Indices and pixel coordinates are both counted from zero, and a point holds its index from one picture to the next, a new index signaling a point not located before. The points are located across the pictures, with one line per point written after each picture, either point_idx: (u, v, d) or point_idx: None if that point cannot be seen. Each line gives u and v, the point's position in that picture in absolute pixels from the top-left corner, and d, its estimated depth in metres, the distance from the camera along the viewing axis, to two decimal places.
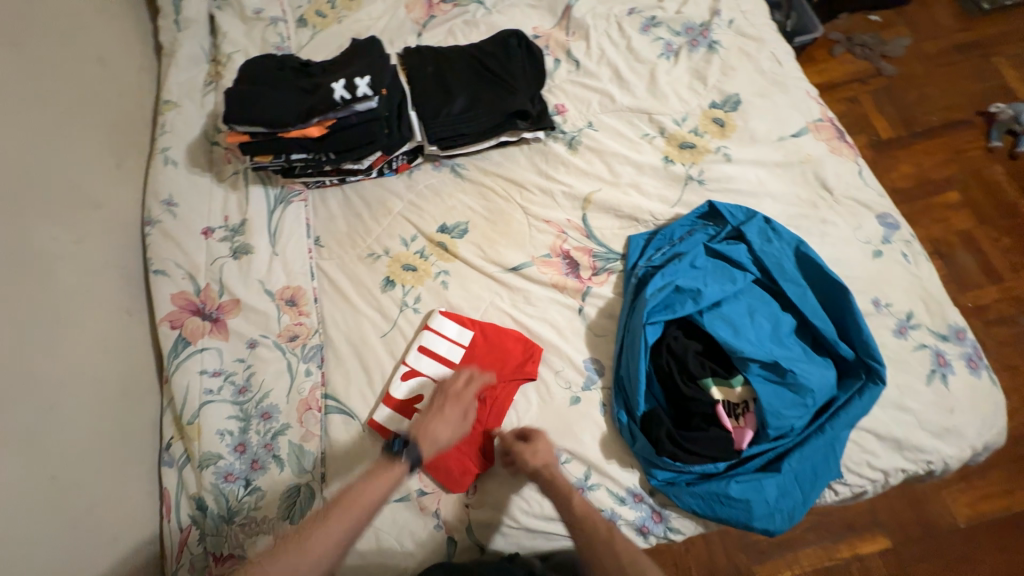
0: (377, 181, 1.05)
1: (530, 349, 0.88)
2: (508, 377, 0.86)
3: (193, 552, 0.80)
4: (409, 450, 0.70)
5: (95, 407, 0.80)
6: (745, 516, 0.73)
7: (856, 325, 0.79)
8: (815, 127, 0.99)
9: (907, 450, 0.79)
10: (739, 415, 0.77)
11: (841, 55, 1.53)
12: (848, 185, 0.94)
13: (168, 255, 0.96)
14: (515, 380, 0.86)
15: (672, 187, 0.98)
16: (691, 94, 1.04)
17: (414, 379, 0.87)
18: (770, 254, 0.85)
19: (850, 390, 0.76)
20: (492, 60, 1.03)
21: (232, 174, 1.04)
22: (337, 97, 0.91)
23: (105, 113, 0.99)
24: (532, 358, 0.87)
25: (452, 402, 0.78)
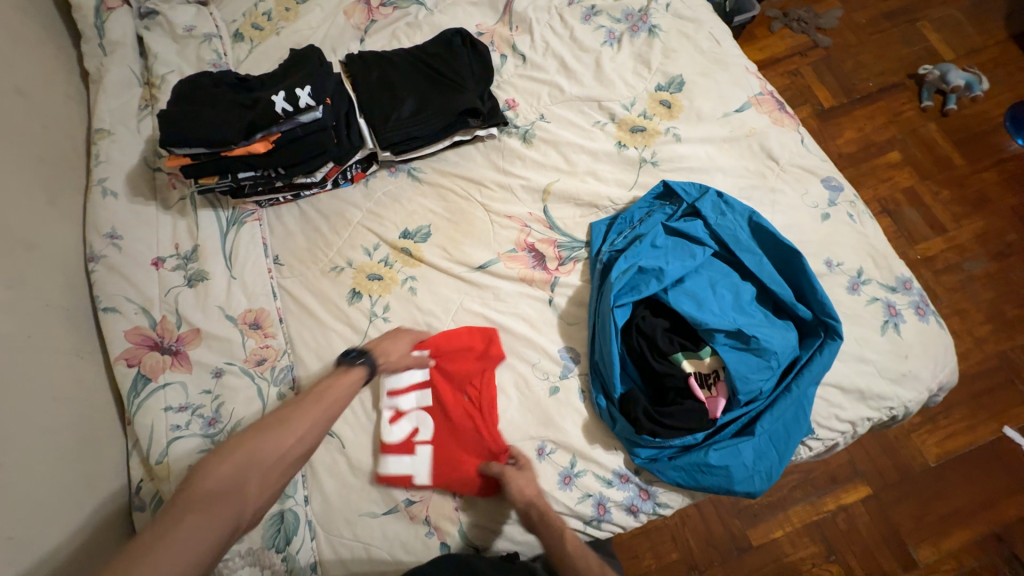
0: (333, 193, 1.03)
1: (487, 334, 0.89)
2: (476, 369, 0.87)
3: None
4: (365, 357, 0.77)
5: (52, 457, 0.75)
6: (726, 481, 0.76)
7: (810, 285, 0.82)
8: (756, 101, 1.03)
9: (870, 399, 0.83)
10: (711, 384, 0.79)
11: (779, 31, 1.59)
12: (792, 154, 0.98)
13: (117, 290, 0.92)
14: (485, 367, 0.87)
15: (628, 171, 0.99)
16: (637, 79, 1.05)
17: (401, 417, 0.85)
18: (725, 227, 0.87)
19: (811, 348, 0.80)
20: (437, 60, 1.03)
21: (179, 200, 1.00)
22: (279, 110, 0.88)
23: (31, 148, 0.93)
24: (491, 341, 0.88)
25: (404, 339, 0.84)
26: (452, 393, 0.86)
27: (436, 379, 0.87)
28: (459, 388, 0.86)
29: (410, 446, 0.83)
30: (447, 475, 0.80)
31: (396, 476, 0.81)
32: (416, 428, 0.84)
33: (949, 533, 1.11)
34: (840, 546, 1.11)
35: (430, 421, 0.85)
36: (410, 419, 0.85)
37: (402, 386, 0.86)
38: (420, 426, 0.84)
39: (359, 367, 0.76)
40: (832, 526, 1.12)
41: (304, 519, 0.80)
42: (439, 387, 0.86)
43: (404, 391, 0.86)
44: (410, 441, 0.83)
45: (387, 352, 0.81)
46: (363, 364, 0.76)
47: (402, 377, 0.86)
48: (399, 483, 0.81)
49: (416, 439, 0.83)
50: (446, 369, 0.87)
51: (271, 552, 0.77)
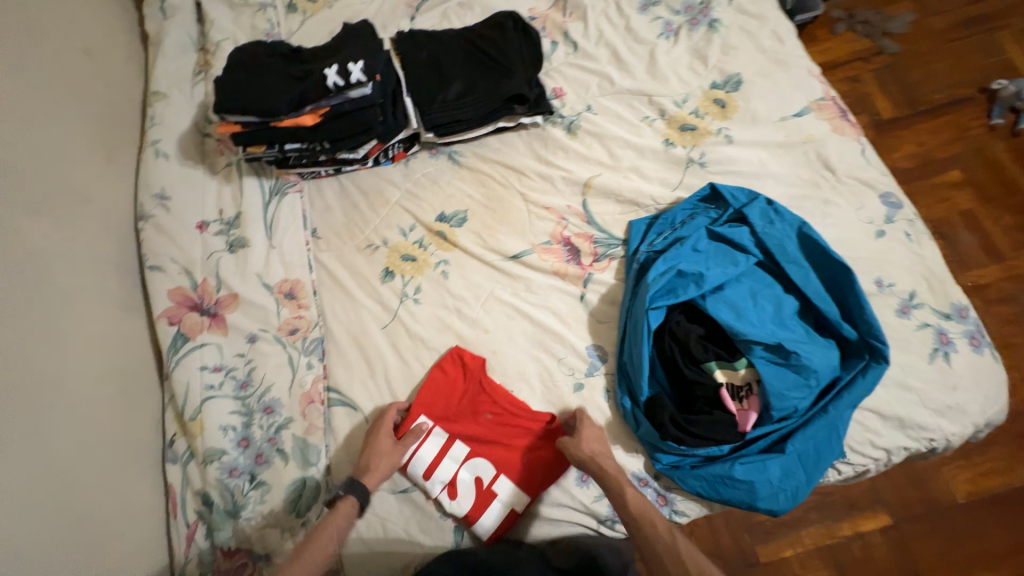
0: (373, 170, 1.03)
1: (457, 355, 0.86)
2: (472, 392, 0.84)
3: (202, 545, 0.80)
4: (350, 488, 0.76)
5: (96, 404, 0.79)
6: (749, 497, 0.74)
7: (859, 305, 0.78)
8: (817, 106, 0.97)
9: (910, 429, 0.79)
10: (743, 397, 0.77)
11: (843, 34, 1.51)
12: (851, 165, 0.93)
13: (163, 250, 0.95)
14: (481, 381, 0.85)
15: (673, 171, 0.96)
16: (692, 75, 1.02)
17: (456, 484, 0.80)
18: (772, 235, 0.84)
19: (853, 370, 0.76)
20: (487, 43, 1.01)
21: (226, 166, 1.02)
22: (330, 84, 0.88)
23: (91, 106, 0.97)
24: (465, 359, 0.86)
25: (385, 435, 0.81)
26: (473, 424, 0.84)
27: (454, 429, 0.83)
28: (470, 424, 0.84)
29: (487, 495, 0.80)
30: (531, 479, 0.80)
31: (502, 522, 0.79)
32: (481, 478, 0.81)
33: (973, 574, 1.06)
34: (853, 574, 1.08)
35: (487, 463, 0.81)
36: (470, 477, 0.81)
37: (428, 456, 0.81)
38: (484, 469, 0.81)
39: (348, 502, 0.75)
40: (847, 552, 1.09)
41: (324, 487, 0.82)
42: (459, 431, 0.83)
43: (438, 458, 0.81)
44: (482, 491, 0.80)
45: (373, 471, 0.78)
46: (349, 494, 0.76)
47: (421, 451, 0.81)
48: (511, 524, 0.79)
49: (484, 484, 0.80)
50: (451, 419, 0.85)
51: (292, 516, 0.80)
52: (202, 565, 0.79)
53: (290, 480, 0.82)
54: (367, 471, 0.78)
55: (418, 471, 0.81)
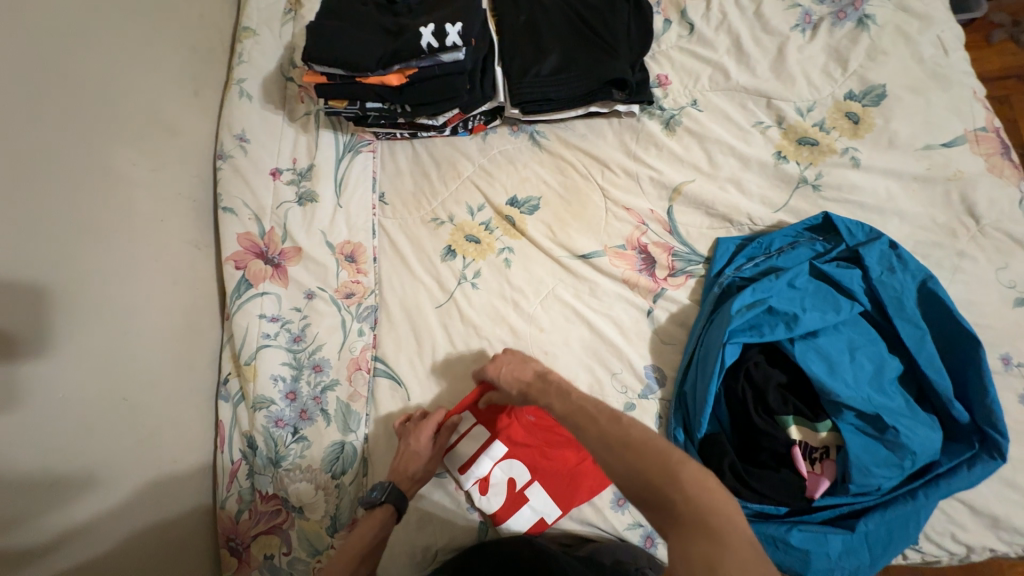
0: (449, 140, 0.98)
1: None
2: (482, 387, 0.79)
3: (243, 484, 0.84)
4: (387, 493, 0.74)
5: (163, 336, 0.82)
6: (800, 565, 0.67)
7: (980, 384, 0.68)
8: (974, 137, 0.82)
9: (1004, 531, 0.68)
10: (816, 460, 0.70)
11: (999, 43, 1.25)
12: (1001, 215, 0.78)
13: (237, 193, 0.95)
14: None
15: (780, 189, 0.85)
16: (825, 79, 0.88)
17: (489, 480, 0.79)
18: (889, 285, 0.73)
19: (957, 458, 0.66)
20: (594, 14, 0.90)
21: (304, 115, 1.01)
22: (423, 44, 0.81)
23: (186, 37, 0.96)
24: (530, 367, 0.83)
25: (417, 438, 0.77)
26: (511, 426, 0.82)
27: (495, 428, 0.82)
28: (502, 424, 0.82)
29: (519, 498, 0.78)
30: (567, 494, 0.78)
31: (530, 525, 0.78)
32: (516, 479, 0.79)
33: None
34: None
35: (523, 466, 0.80)
36: (504, 476, 0.79)
37: (465, 448, 0.81)
38: (518, 472, 0.79)
39: (385, 508, 0.74)
40: None
41: (360, 454, 0.83)
42: (500, 431, 0.81)
43: (476, 452, 0.80)
44: (515, 492, 0.79)
45: (409, 476, 0.77)
46: (388, 500, 0.74)
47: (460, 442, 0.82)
48: (540, 526, 0.78)
49: (518, 487, 0.79)
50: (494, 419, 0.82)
51: (327, 476, 0.82)
52: (240, 502, 0.83)
53: (329, 442, 0.83)
54: (404, 475, 0.77)
55: (456, 460, 0.81)
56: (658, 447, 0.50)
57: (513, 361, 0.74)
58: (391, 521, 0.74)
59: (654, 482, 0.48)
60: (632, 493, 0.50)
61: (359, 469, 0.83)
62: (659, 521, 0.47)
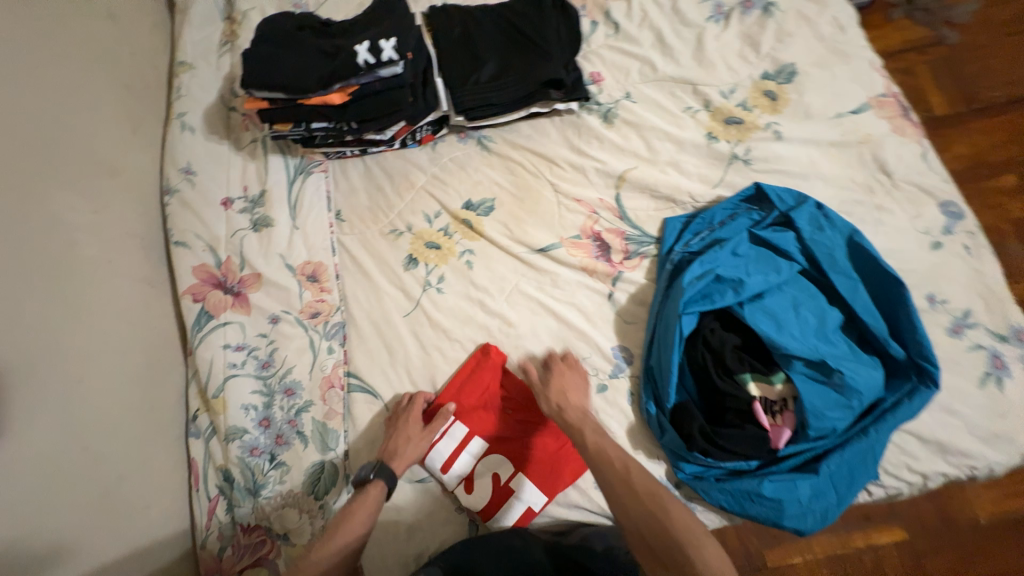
0: (399, 153, 1.00)
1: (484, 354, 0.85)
2: (478, 357, 0.85)
3: (222, 519, 0.81)
4: (379, 471, 0.74)
5: (121, 379, 0.80)
6: (775, 514, 0.71)
7: (910, 322, 0.73)
8: (877, 102, 0.91)
9: (951, 454, 0.74)
10: (776, 412, 0.74)
11: (898, 21, 1.38)
12: (909, 170, 0.86)
13: (188, 226, 0.94)
14: (504, 377, 0.85)
15: (715, 167, 0.91)
16: (742, 63, 0.95)
17: (473, 478, 0.80)
18: (821, 243, 0.79)
19: (899, 393, 0.72)
20: (524, 21, 0.95)
21: (251, 142, 1.00)
22: (360, 61, 0.84)
23: (118, 76, 0.95)
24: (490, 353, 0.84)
25: (410, 419, 0.80)
26: (520, 438, 0.82)
27: (472, 425, 0.82)
28: (515, 442, 0.82)
29: (505, 492, 0.79)
30: (550, 481, 0.79)
31: (518, 518, 0.78)
32: (499, 474, 0.80)
33: None
34: None
35: (505, 460, 0.81)
36: (488, 472, 0.80)
37: (446, 450, 0.81)
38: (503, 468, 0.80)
39: (376, 487, 0.73)
40: (856, 564, 1.04)
41: (342, 471, 0.82)
42: (478, 428, 0.82)
43: (457, 451, 0.81)
44: (499, 488, 0.79)
45: (401, 456, 0.77)
46: (378, 477, 0.73)
47: (438, 445, 0.81)
48: (527, 518, 0.79)
49: (502, 482, 0.80)
50: (472, 415, 0.83)
51: (310, 498, 0.80)
52: (222, 539, 0.80)
53: (309, 463, 0.82)
54: (396, 456, 0.76)
55: (437, 464, 0.81)
56: (677, 515, 0.61)
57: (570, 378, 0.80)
58: (383, 500, 0.73)
59: (675, 545, 0.59)
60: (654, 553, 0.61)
61: (342, 486, 0.81)
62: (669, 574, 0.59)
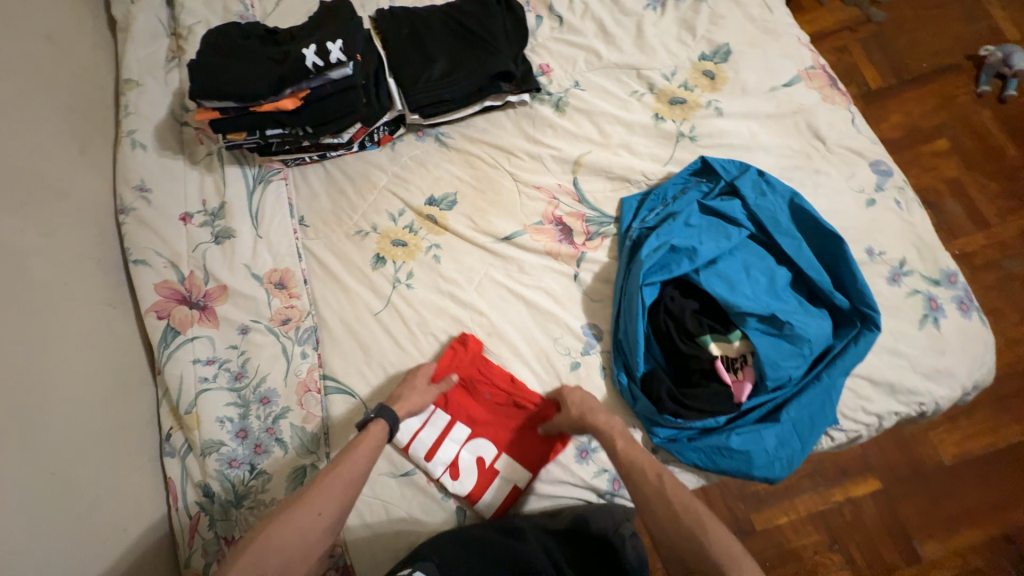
0: (359, 155, 1.01)
1: (466, 342, 0.86)
2: (454, 346, 0.86)
3: (205, 536, 0.80)
4: (381, 411, 0.77)
5: (87, 402, 0.78)
6: (745, 466, 0.74)
7: (850, 273, 0.79)
8: (807, 75, 0.97)
9: (900, 393, 0.80)
10: (738, 368, 0.78)
11: (830, 2, 1.46)
12: (841, 135, 0.93)
13: (147, 244, 0.92)
14: (481, 366, 0.85)
15: (664, 145, 0.95)
16: (680, 47, 1.00)
17: (458, 464, 0.81)
18: (764, 208, 0.84)
19: (845, 338, 0.78)
20: (470, 19, 0.98)
21: (206, 155, 0.99)
22: (309, 64, 0.85)
23: (61, 97, 0.93)
24: (468, 343, 0.86)
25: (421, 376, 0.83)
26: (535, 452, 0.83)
27: (453, 413, 0.85)
28: (533, 456, 0.83)
29: (489, 473, 0.82)
30: (530, 455, 0.83)
31: (505, 497, 0.81)
32: (484, 458, 0.82)
33: (958, 531, 1.08)
34: (844, 537, 1.08)
35: (489, 443, 0.83)
36: (472, 456, 0.82)
37: (430, 437, 0.82)
38: (486, 450, 0.83)
39: (378, 426, 0.76)
40: (837, 517, 1.10)
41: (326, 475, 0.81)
42: (459, 415, 0.85)
43: (441, 438, 0.82)
44: (484, 470, 0.82)
45: (404, 400, 0.80)
46: (381, 417, 0.76)
47: (421, 432, 0.82)
48: (506, 508, 0.81)
49: (486, 464, 0.82)
50: (453, 403, 0.85)
51: None
52: (207, 555, 0.79)
53: (291, 468, 0.82)
54: (398, 399, 0.80)
55: (421, 451, 0.82)
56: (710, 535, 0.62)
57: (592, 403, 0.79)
58: (387, 435, 0.77)
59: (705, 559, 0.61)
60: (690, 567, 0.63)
61: None
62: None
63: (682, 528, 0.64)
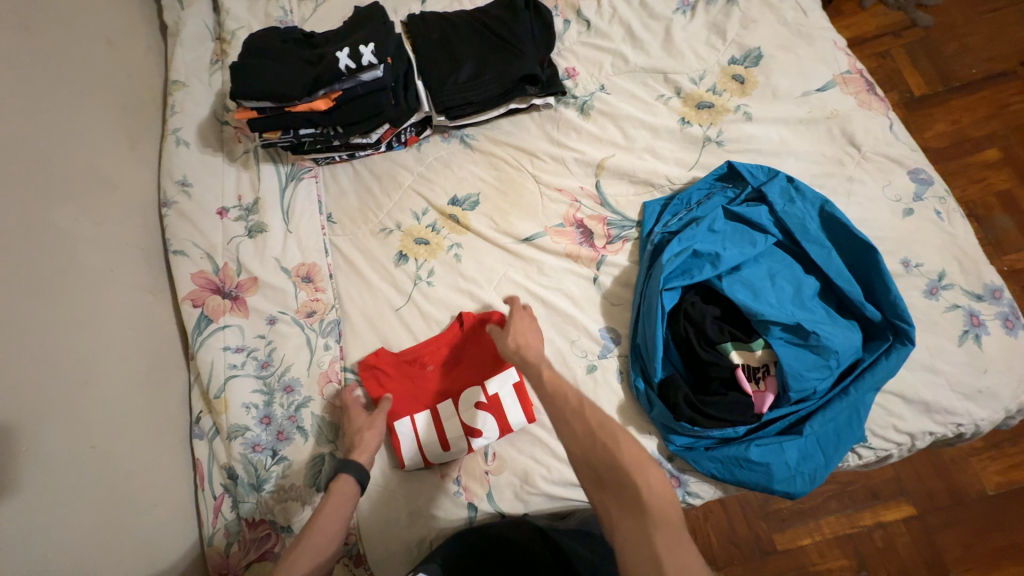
0: (386, 156, 1.04)
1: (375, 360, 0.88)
2: (369, 371, 0.87)
3: (228, 517, 0.83)
4: (343, 467, 0.75)
5: (126, 383, 0.83)
6: (765, 479, 0.72)
7: (884, 284, 0.76)
8: (842, 80, 0.94)
9: (936, 413, 0.76)
10: (759, 378, 0.76)
11: (872, 6, 1.41)
12: (877, 142, 0.89)
13: (186, 235, 0.98)
14: (401, 358, 0.88)
15: (689, 150, 0.94)
16: (710, 51, 0.99)
17: (468, 422, 0.83)
18: (793, 214, 0.82)
19: (876, 351, 0.74)
20: (499, 24, 0.99)
21: (243, 153, 1.04)
22: (342, 67, 0.89)
23: (115, 96, 1.00)
24: (376, 358, 0.88)
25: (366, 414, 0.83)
26: (483, 340, 0.88)
27: (425, 403, 0.86)
28: (482, 355, 0.87)
29: (495, 401, 0.83)
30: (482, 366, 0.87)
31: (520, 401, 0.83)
32: (480, 399, 0.84)
33: (1001, 567, 1.01)
34: (873, 564, 1.03)
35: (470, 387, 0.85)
36: (471, 406, 0.84)
37: (431, 436, 0.83)
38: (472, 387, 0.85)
39: (345, 481, 0.74)
40: (867, 542, 1.04)
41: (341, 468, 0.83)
42: (424, 402, 0.86)
43: (450, 430, 0.83)
44: (491, 405, 0.83)
45: (361, 447, 0.79)
46: (344, 472, 0.75)
47: (419, 432, 0.83)
48: (532, 408, 0.84)
49: (486, 396, 0.84)
50: (420, 404, 0.86)
51: (311, 491, 0.82)
52: (229, 536, 0.82)
53: (310, 457, 0.84)
54: (355, 449, 0.79)
55: (437, 448, 0.82)
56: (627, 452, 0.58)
57: (522, 322, 0.81)
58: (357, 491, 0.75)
59: (622, 473, 0.57)
60: (597, 477, 0.59)
61: None
62: (610, 499, 0.57)
63: (597, 443, 0.60)
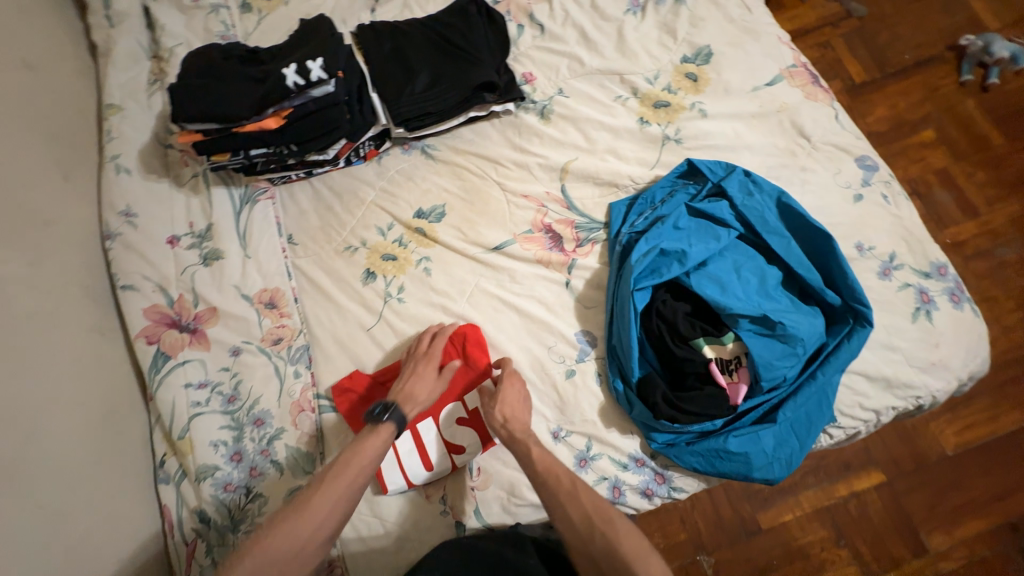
0: (345, 171, 1.01)
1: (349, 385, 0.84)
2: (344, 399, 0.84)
3: (202, 562, 0.78)
4: (392, 413, 0.75)
5: (78, 431, 0.77)
6: (744, 468, 0.75)
7: (841, 270, 0.79)
8: (789, 73, 0.97)
9: (896, 388, 0.80)
10: (733, 370, 0.78)
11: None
12: (825, 131, 0.93)
13: (134, 269, 0.92)
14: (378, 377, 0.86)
15: (650, 149, 0.95)
16: (662, 50, 1.00)
17: (449, 440, 0.82)
18: (752, 208, 0.84)
19: (839, 336, 0.77)
20: (453, 32, 0.98)
21: (191, 177, 0.99)
22: (290, 84, 0.86)
23: (43, 124, 0.93)
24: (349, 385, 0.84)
25: (428, 365, 0.80)
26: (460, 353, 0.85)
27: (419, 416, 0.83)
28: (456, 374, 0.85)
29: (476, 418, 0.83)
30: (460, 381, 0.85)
31: None
32: (461, 415, 0.83)
33: (963, 522, 1.07)
34: (850, 533, 1.08)
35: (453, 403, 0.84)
36: (452, 423, 0.83)
37: (414, 459, 0.81)
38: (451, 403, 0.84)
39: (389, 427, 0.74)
40: (843, 513, 1.09)
41: None
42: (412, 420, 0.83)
43: (433, 451, 0.81)
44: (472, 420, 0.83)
45: (416, 398, 0.78)
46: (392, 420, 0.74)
47: (402, 457, 0.80)
48: None
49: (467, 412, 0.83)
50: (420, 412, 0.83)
51: None
52: None
53: (287, 490, 0.80)
54: (411, 398, 0.77)
55: (420, 470, 0.80)
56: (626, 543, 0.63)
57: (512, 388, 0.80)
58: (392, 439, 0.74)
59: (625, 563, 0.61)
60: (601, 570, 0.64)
61: None
62: None
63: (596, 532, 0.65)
